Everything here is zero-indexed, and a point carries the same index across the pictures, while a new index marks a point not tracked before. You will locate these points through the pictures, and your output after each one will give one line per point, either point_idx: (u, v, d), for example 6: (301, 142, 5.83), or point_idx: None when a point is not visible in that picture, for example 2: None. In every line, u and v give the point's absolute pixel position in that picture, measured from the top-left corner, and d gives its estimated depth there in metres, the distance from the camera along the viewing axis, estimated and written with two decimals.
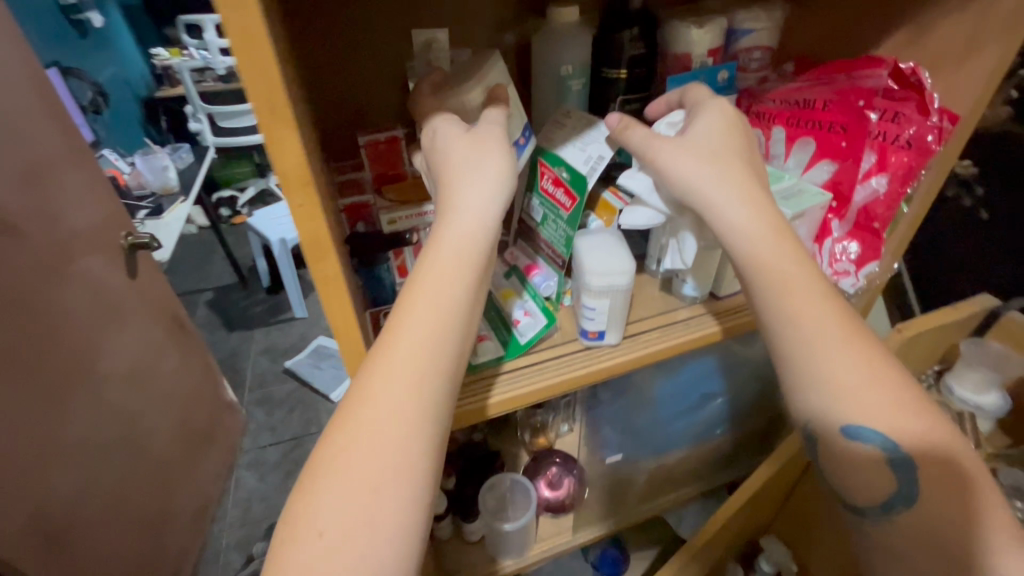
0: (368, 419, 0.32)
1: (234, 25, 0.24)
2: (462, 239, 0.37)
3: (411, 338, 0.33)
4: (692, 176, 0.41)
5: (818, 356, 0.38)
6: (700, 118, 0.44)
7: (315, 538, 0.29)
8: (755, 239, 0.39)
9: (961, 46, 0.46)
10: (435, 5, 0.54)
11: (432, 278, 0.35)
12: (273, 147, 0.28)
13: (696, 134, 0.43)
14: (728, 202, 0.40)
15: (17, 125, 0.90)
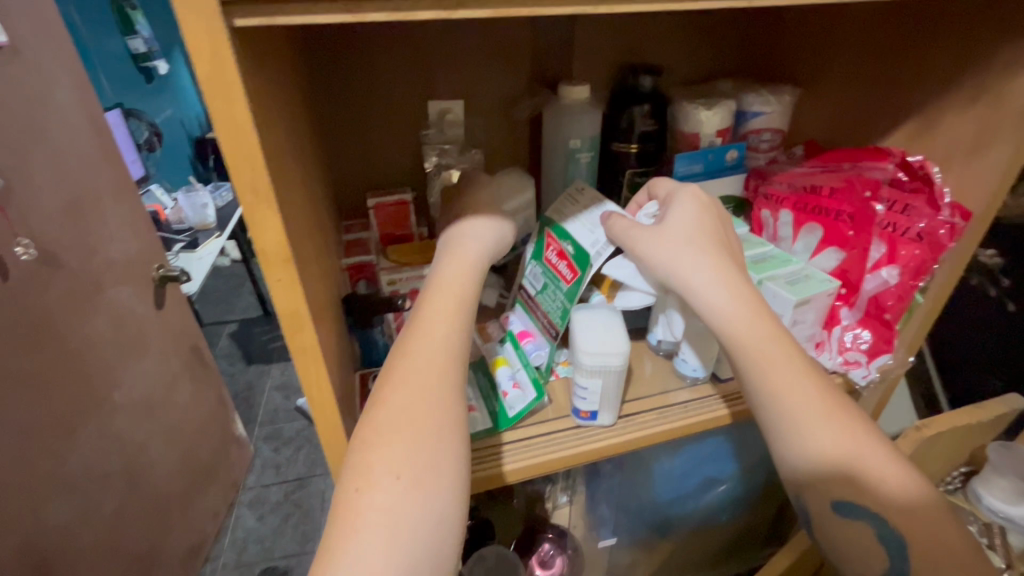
0: (412, 389, 0.35)
1: (221, 114, 0.24)
2: (465, 276, 0.43)
3: (428, 338, 0.37)
4: (666, 258, 0.44)
5: (809, 422, 0.39)
6: (675, 202, 0.47)
7: (393, 480, 0.31)
8: (734, 320, 0.41)
9: (971, 141, 0.46)
10: (456, 79, 0.59)
11: (434, 300, 0.40)
12: (254, 226, 0.28)
13: (669, 220, 0.46)
14: (705, 281, 0.42)
15: (71, 162, 0.97)
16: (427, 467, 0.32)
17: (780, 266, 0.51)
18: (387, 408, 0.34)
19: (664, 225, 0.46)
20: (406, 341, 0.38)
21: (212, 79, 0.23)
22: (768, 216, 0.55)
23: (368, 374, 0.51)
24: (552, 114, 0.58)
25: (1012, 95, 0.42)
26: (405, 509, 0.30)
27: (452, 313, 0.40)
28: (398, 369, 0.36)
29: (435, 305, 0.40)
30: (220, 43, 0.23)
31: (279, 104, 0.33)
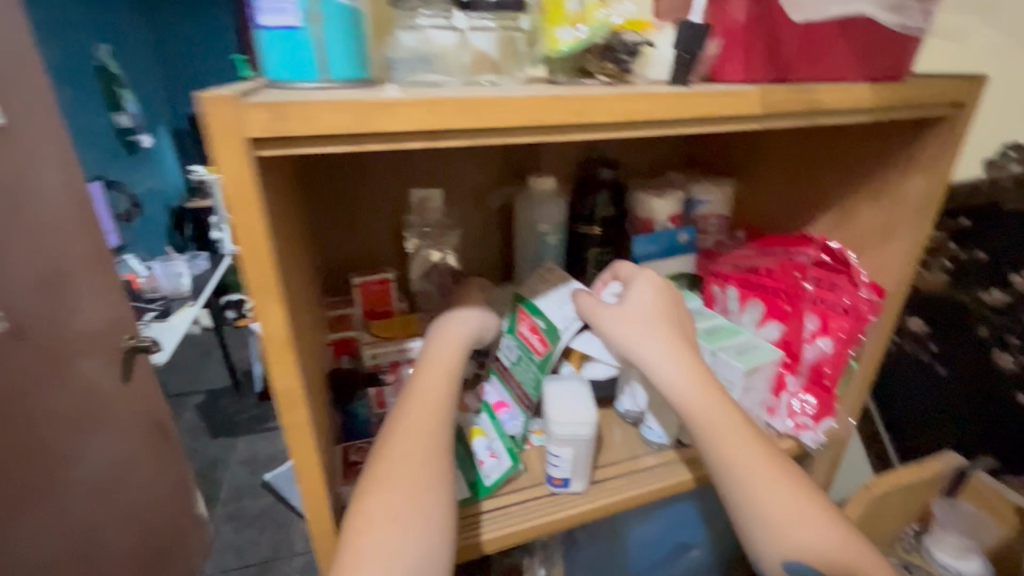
0: (406, 445, 0.41)
1: (241, 225, 0.29)
2: (455, 343, 0.50)
3: (421, 401, 0.44)
4: (627, 341, 0.48)
5: (756, 480, 0.43)
6: (633, 286, 0.51)
7: (389, 521, 0.38)
8: (687, 392, 0.45)
9: (879, 230, 0.54)
10: (433, 171, 0.66)
11: (424, 376, 0.46)
12: (261, 314, 0.31)
13: (628, 303, 0.50)
14: (660, 363, 0.47)
15: (50, 237, 0.99)
16: (416, 520, 0.38)
17: (729, 336, 0.56)
18: (389, 458, 0.41)
19: (623, 308, 0.50)
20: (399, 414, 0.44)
21: (236, 197, 0.28)
22: (718, 291, 0.61)
23: (350, 445, 0.53)
24: (523, 202, 0.65)
25: (907, 194, 0.51)
26: (401, 551, 0.37)
27: (440, 387, 0.46)
28: (391, 440, 0.42)
29: (425, 380, 0.46)
30: (246, 168, 0.28)
31: (282, 206, 0.38)
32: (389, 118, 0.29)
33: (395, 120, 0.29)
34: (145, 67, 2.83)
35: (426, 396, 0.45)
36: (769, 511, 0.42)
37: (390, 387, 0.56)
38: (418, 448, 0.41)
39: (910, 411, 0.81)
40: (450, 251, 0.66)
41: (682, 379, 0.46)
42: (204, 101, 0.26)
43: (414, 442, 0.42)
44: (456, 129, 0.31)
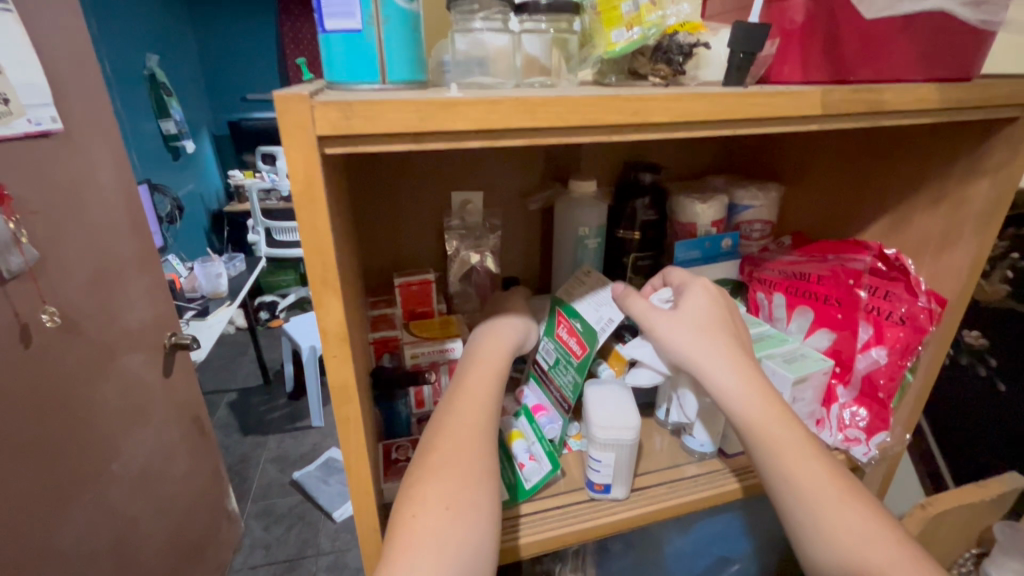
0: (458, 439, 0.41)
1: (306, 220, 0.30)
2: (501, 347, 0.51)
3: (472, 398, 0.45)
4: (685, 344, 0.48)
5: (818, 492, 0.42)
6: (687, 292, 0.51)
7: (441, 510, 0.37)
8: (747, 401, 0.44)
9: (938, 238, 0.52)
10: (474, 174, 0.67)
11: (475, 375, 0.47)
12: (319, 309, 0.32)
13: (685, 307, 0.50)
14: (717, 366, 0.46)
15: (102, 237, 1.04)
16: (468, 508, 0.37)
17: (776, 345, 0.55)
18: (441, 451, 0.41)
19: (680, 312, 0.50)
20: (450, 407, 0.44)
21: (303, 192, 0.29)
22: (763, 298, 0.60)
23: (391, 444, 0.53)
24: (563, 205, 0.65)
25: (971, 200, 0.49)
26: (450, 536, 0.36)
27: (490, 387, 0.47)
28: (443, 431, 0.42)
29: (475, 378, 0.47)
30: (314, 165, 0.29)
31: (339, 204, 0.38)
32: (451, 118, 0.29)
33: (456, 119, 0.30)
34: (191, 76, 2.95)
35: (477, 393, 0.46)
36: (836, 525, 0.40)
37: (431, 386, 0.57)
38: (471, 440, 0.41)
39: (966, 430, 0.77)
40: (488, 252, 0.66)
41: (740, 384, 0.45)
42: (278, 99, 0.27)
43: (467, 434, 0.42)
44: (514, 128, 0.31)
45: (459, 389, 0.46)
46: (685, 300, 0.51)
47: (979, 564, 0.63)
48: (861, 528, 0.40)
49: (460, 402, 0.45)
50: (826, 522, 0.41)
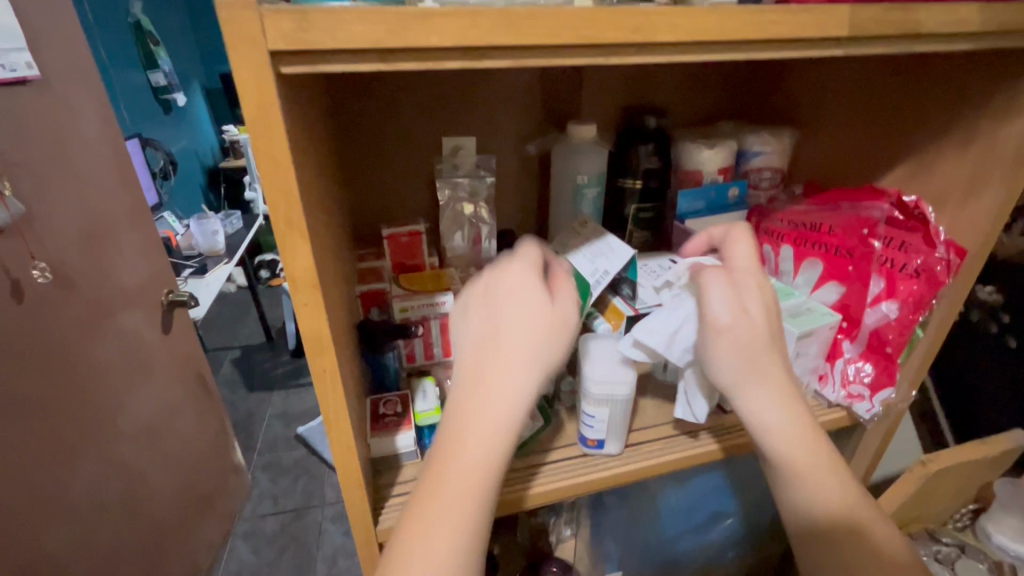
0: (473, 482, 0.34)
1: (263, 151, 0.26)
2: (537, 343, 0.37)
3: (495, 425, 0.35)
4: (743, 358, 0.42)
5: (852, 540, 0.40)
6: (749, 290, 0.44)
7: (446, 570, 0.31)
8: (796, 438, 0.41)
9: (963, 184, 0.48)
10: (466, 118, 0.63)
11: (500, 391, 0.35)
12: (286, 254, 0.29)
13: (752, 315, 0.43)
14: (769, 392, 0.42)
15: (91, 189, 1.00)
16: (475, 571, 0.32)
17: (782, 298, 0.53)
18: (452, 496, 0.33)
19: (747, 318, 0.43)
20: (468, 416, 0.35)
21: (258, 118, 0.25)
22: (769, 251, 0.58)
23: (379, 399, 0.52)
24: (562, 151, 0.61)
25: (1004, 140, 0.44)
26: None
27: (523, 385, 0.36)
28: (454, 456, 0.35)
29: (506, 371, 0.36)
30: (268, 86, 0.25)
31: (310, 141, 0.35)
32: (425, 31, 0.26)
33: (431, 33, 0.26)
34: (180, 24, 2.81)
35: (506, 396, 0.36)
36: (845, 557, 0.39)
37: (420, 340, 0.56)
38: (486, 473, 0.34)
39: (972, 388, 0.75)
40: (483, 203, 0.63)
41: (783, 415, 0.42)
42: (220, 4, 0.23)
43: (484, 464, 0.34)
44: (498, 45, 0.27)
45: (484, 384, 0.36)
46: (746, 301, 0.43)
47: (975, 519, 0.63)
48: (877, 562, 0.39)
49: (481, 409, 0.35)
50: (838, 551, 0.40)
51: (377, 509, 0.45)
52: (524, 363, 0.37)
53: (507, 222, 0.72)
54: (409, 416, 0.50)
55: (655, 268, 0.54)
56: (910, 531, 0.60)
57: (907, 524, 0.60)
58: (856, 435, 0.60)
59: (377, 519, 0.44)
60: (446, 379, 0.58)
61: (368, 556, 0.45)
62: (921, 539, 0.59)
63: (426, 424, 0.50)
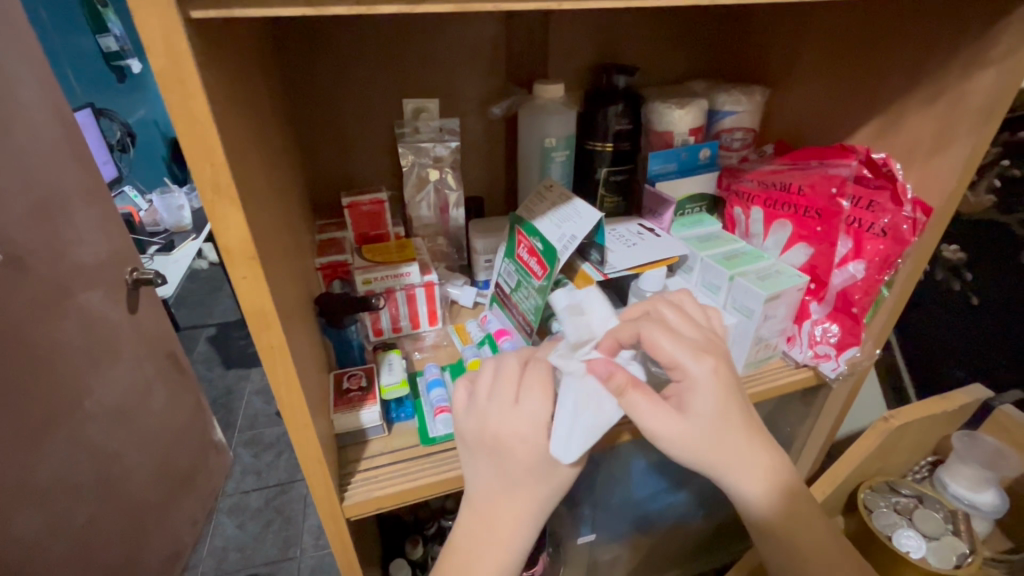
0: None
1: (180, 109, 0.24)
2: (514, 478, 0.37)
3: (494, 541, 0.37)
4: (680, 457, 0.40)
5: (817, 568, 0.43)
6: (696, 391, 0.39)
7: None
8: (759, 493, 0.42)
9: (931, 140, 0.47)
10: (428, 78, 0.59)
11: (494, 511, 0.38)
12: (217, 222, 0.27)
13: (694, 414, 0.39)
14: (723, 465, 0.40)
15: (37, 161, 0.94)
16: None
17: (750, 263, 0.53)
18: None
19: (691, 425, 0.39)
20: (497, 506, 0.38)
21: (168, 70, 0.23)
22: (740, 213, 0.58)
23: (343, 373, 0.50)
24: (528, 113, 0.59)
25: (972, 94, 0.43)
26: None
27: (544, 488, 0.38)
28: (487, 533, 0.37)
29: (524, 482, 0.37)
30: (176, 32, 0.22)
31: (243, 100, 0.32)
32: None
33: None
34: None
35: (527, 498, 0.37)
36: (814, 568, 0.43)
37: (385, 312, 0.56)
38: (518, 544, 0.38)
39: (936, 345, 0.76)
40: (448, 168, 0.62)
41: (754, 468, 0.41)
42: None
43: (515, 541, 0.38)
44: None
45: (499, 510, 0.38)
46: (692, 406, 0.39)
47: (933, 470, 0.65)
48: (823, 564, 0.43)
49: (504, 504, 0.37)
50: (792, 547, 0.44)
51: (343, 485, 0.44)
52: (541, 477, 0.37)
53: (474, 189, 0.69)
54: (374, 390, 0.48)
55: (623, 234, 0.56)
56: (872, 485, 0.61)
57: (868, 478, 0.61)
58: (822, 395, 0.61)
59: (343, 495, 0.43)
60: (414, 351, 0.58)
61: (336, 532, 0.44)
62: (880, 490, 0.61)
63: (392, 398, 0.49)
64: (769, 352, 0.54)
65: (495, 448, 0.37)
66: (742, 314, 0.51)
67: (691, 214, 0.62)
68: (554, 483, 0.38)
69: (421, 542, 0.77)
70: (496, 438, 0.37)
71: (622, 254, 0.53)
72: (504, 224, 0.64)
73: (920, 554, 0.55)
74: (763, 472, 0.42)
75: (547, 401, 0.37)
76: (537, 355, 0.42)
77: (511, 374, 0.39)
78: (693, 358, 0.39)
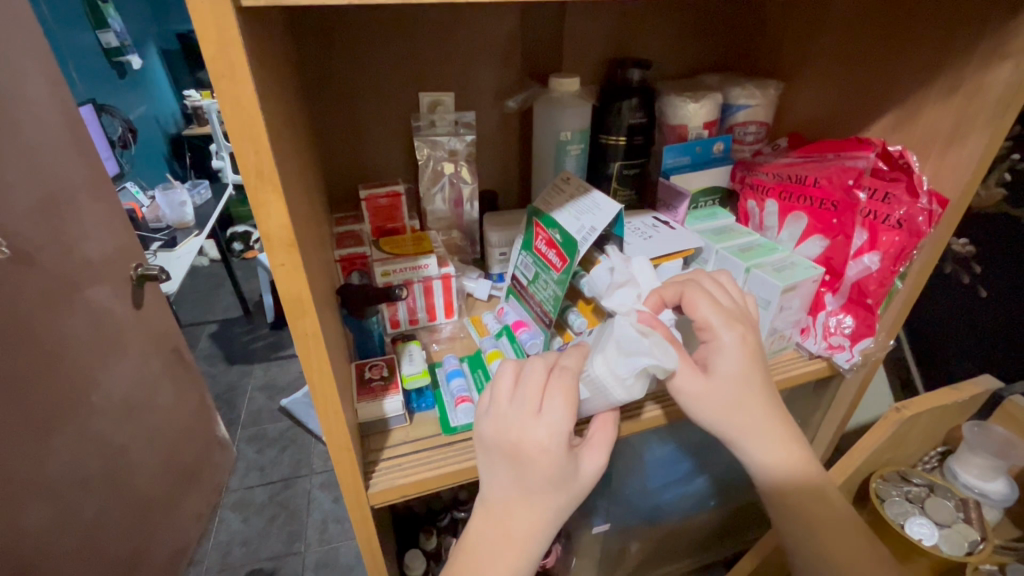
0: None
1: (228, 97, 0.24)
2: (535, 484, 0.36)
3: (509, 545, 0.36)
4: (699, 419, 0.44)
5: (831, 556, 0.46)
6: (721, 353, 0.43)
7: None
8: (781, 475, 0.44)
9: (947, 133, 0.48)
10: (444, 71, 0.60)
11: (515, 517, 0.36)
12: (259, 210, 0.28)
13: (719, 376, 0.43)
14: (742, 432, 0.43)
15: (45, 156, 0.94)
16: None
17: (766, 254, 0.54)
18: None
19: (713, 382, 0.43)
20: (510, 506, 0.37)
21: (219, 58, 0.23)
22: (754, 206, 0.58)
23: (364, 364, 0.50)
24: (543, 107, 0.60)
25: (989, 87, 0.44)
26: None
27: (559, 502, 0.37)
28: (500, 534, 0.37)
29: (539, 495, 0.36)
30: (227, 22, 0.23)
31: (277, 90, 0.33)
32: None
33: None
34: None
35: (543, 505, 0.36)
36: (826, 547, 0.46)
37: (403, 304, 0.57)
38: (531, 552, 0.37)
39: (944, 338, 0.77)
40: (463, 161, 0.62)
41: (769, 439, 0.44)
42: None
43: (528, 546, 0.37)
44: None
45: (517, 515, 0.37)
46: (718, 366, 0.43)
47: (943, 460, 0.66)
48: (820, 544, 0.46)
49: (518, 506, 0.37)
50: (809, 516, 0.46)
51: (368, 473, 0.45)
52: (557, 491, 0.36)
53: (488, 183, 0.70)
54: (396, 380, 0.49)
55: (639, 227, 0.57)
56: (884, 474, 0.62)
57: (879, 468, 0.62)
58: (833, 386, 0.62)
59: (369, 482, 0.44)
60: (431, 343, 0.58)
61: (361, 519, 0.45)
62: (891, 480, 0.61)
63: (413, 388, 0.50)
64: (783, 344, 0.55)
65: (516, 455, 0.36)
66: (759, 305, 0.52)
67: (704, 208, 0.63)
68: (569, 497, 0.37)
69: (435, 533, 0.78)
70: (515, 446, 0.36)
71: (639, 246, 0.53)
72: (519, 218, 0.65)
73: (932, 542, 0.57)
74: (778, 441, 0.44)
75: (570, 410, 0.36)
76: (562, 361, 0.40)
77: (535, 380, 0.38)
78: (726, 326, 0.43)
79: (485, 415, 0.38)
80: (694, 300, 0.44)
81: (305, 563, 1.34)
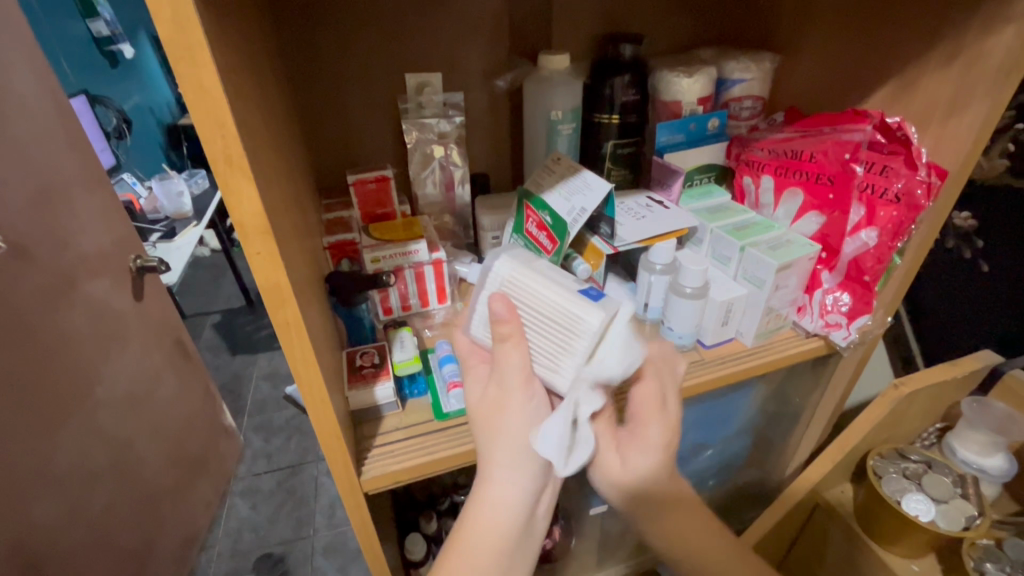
0: (483, 515, 0.38)
1: (189, 79, 0.23)
2: (493, 410, 0.39)
3: (493, 471, 0.38)
4: (605, 496, 0.44)
5: None
6: (640, 449, 0.43)
7: None
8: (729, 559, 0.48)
9: (946, 103, 0.46)
10: (429, 49, 0.58)
11: (487, 445, 0.39)
12: (230, 197, 0.27)
13: (630, 466, 0.42)
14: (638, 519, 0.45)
15: (35, 149, 0.93)
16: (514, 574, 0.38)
17: (762, 232, 0.53)
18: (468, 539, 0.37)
19: (623, 473, 0.42)
20: (482, 492, 0.38)
21: (176, 40, 0.22)
22: (750, 183, 0.57)
23: (355, 351, 0.50)
24: (534, 85, 0.58)
25: (991, 52, 0.42)
26: None
27: (524, 451, 0.38)
28: (474, 517, 0.38)
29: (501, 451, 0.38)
30: (184, 3, 0.22)
31: (247, 74, 0.32)
32: None
33: None
34: None
35: (515, 469, 0.38)
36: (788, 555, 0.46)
37: (394, 290, 0.56)
38: (505, 533, 0.38)
39: (944, 314, 0.76)
40: (453, 144, 0.61)
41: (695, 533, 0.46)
42: None
43: (502, 528, 0.38)
44: None
45: (490, 449, 0.39)
46: (630, 457, 0.43)
47: (942, 437, 0.66)
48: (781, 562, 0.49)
49: (490, 489, 0.38)
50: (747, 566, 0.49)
51: (360, 460, 0.45)
52: (517, 447, 0.38)
53: (479, 166, 0.69)
54: (387, 366, 0.48)
55: (632, 207, 0.56)
56: (881, 452, 0.63)
57: (876, 446, 0.63)
58: (830, 364, 0.62)
59: (362, 469, 0.44)
60: (424, 329, 0.58)
61: (354, 506, 0.45)
62: (889, 457, 0.62)
63: (404, 374, 0.50)
64: (780, 323, 0.55)
65: (473, 393, 0.41)
66: (754, 284, 0.51)
67: (699, 185, 0.62)
68: (536, 448, 0.39)
69: (436, 517, 0.79)
70: (479, 400, 0.40)
71: (631, 228, 0.52)
72: (511, 201, 0.64)
73: (929, 517, 0.57)
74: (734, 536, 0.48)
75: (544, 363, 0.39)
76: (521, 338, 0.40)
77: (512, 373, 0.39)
78: (659, 426, 0.43)
79: (470, 389, 0.42)
80: (642, 390, 0.44)
81: (314, 547, 1.36)
